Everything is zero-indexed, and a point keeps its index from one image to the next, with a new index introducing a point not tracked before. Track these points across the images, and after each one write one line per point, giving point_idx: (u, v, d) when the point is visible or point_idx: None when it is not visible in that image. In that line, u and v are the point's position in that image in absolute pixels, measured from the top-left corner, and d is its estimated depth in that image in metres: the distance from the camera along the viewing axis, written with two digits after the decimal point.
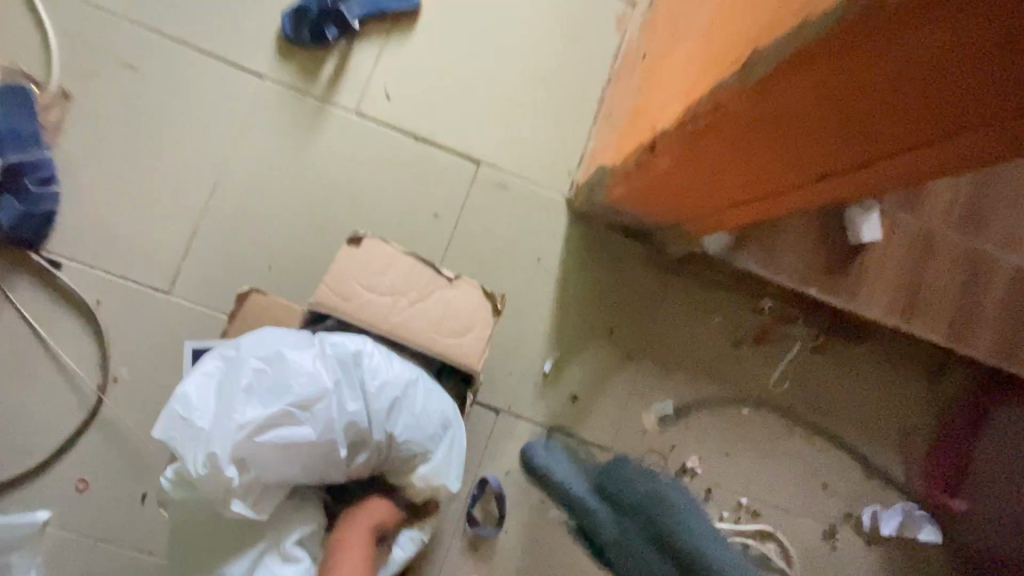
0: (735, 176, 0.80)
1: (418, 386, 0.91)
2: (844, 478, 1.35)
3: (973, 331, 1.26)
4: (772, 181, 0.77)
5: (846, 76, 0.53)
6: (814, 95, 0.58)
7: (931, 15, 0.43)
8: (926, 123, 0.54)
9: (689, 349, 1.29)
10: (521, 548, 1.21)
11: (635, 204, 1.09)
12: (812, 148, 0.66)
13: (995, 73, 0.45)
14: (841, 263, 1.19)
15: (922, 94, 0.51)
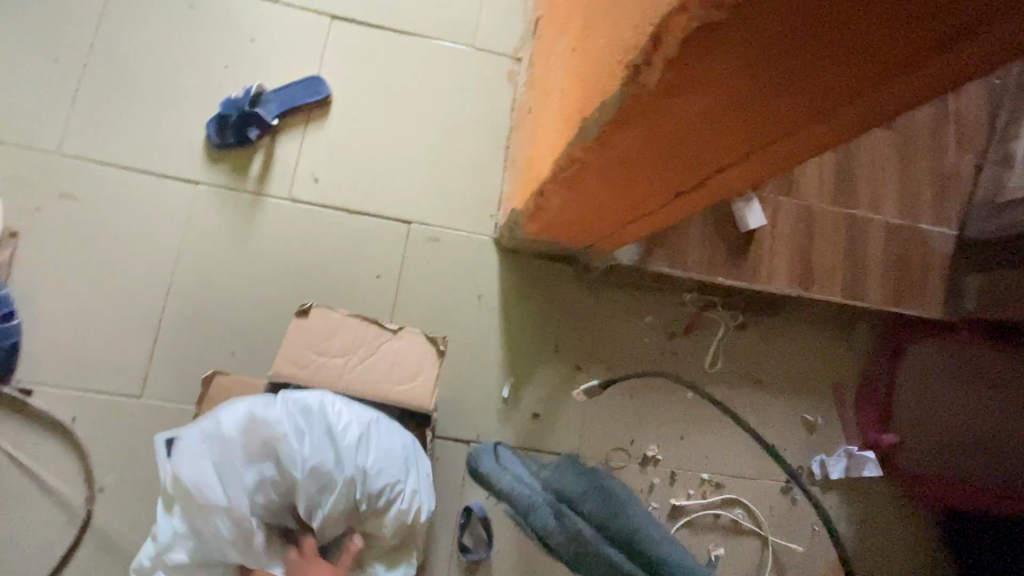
0: (617, 202, 0.94)
1: (378, 426, 0.97)
2: (790, 436, 1.50)
3: (866, 284, 1.45)
4: (647, 201, 0.91)
5: (653, 137, 0.68)
6: (639, 151, 0.72)
7: (686, 94, 0.58)
8: (729, 147, 0.69)
9: (629, 350, 1.42)
10: (513, 563, 1.30)
11: (548, 235, 1.24)
12: (659, 179, 0.81)
13: (752, 113, 0.60)
14: (739, 250, 1.37)
15: (713, 134, 0.66)
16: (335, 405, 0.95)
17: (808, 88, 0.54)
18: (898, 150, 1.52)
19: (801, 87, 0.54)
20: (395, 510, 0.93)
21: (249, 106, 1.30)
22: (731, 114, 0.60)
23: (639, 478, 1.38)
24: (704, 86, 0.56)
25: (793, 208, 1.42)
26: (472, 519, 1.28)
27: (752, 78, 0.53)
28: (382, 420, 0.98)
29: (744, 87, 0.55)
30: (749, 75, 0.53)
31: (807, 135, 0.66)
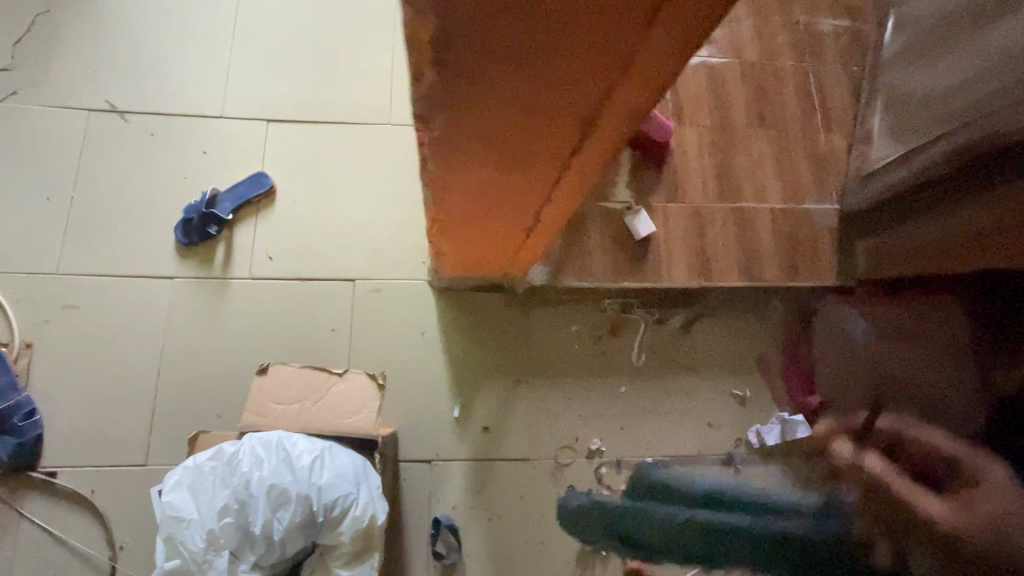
0: (490, 240, 1.14)
1: (330, 452, 1.18)
2: (725, 412, 1.65)
3: (761, 265, 1.63)
4: (511, 233, 1.11)
5: (475, 187, 0.86)
6: (472, 200, 0.91)
7: (475, 158, 0.76)
8: (535, 183, 0.87)
9: (561, 357, 1.61)
10: (484, 562, 1.47)
11: (459, 271, 1.45)
12: (506, 215, 0.99)
13: (531, 156, 0.78)
14: (638, 256, 1.57)
15: (518, 176, 0.84)
16: (292, 440, 1.16)
17: (553, 132, 0.72)
18: (773, 144, 1.73)
19: (548, 133, 0.72)
20: (350, 518, 1.12)
21: (206, 207, 1.57)
22: (506, 171, 0.81)
23: (588, 470, 1.56)
24: (483, 149, 0.74)
25: (683, 211, 1.62)
26: (443, 529, 1.46)
27: (510, 137, 0.71)
28: (333, 448, 1.19)
29: (494, 155, 0.76)
30: (506, 135, 0.71)
31: (592, 158, 0.84)
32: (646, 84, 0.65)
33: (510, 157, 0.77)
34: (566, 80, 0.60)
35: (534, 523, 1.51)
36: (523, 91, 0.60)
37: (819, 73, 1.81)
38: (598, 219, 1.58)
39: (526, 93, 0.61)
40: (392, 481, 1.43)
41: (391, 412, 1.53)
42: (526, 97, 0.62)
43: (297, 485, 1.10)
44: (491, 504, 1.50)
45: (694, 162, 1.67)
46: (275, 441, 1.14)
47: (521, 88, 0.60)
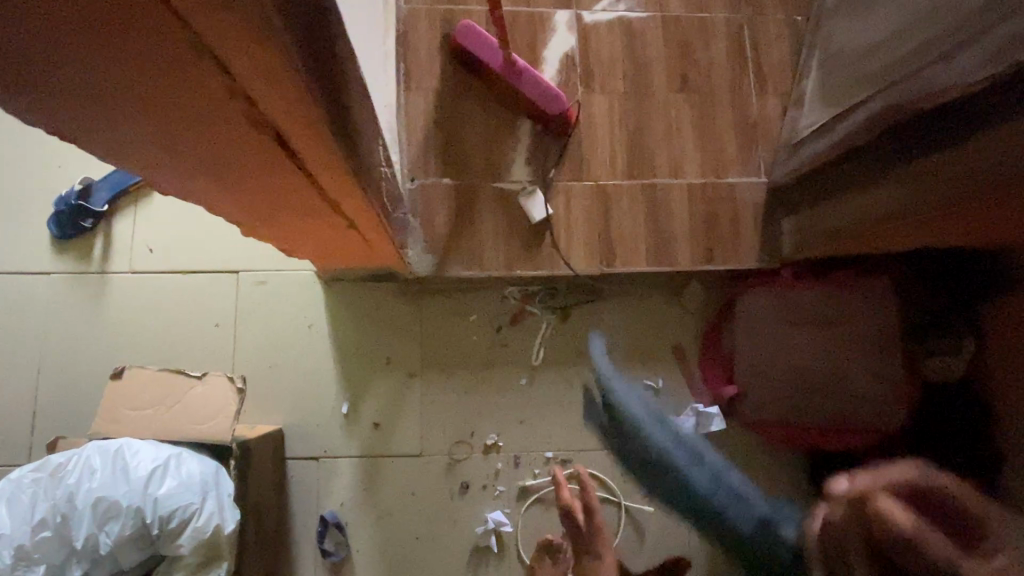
0: (320, 236, 1.04)
1: (173, 460, 1.12)
2: (633, 404, 1.56)
3: (672, 247, 1.49)
4: (338, 231, 1.01)
5: (200, 186, 0.70)
6: (229, 200, 0.77)
7: (138, 156, 0.58)
8: (270, 176, 0.69)
9: (457, 349, 1.53)
10: (374, 559, 1.44)
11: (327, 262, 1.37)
12: (296, 214, 0.87)
13: (216, 153, 0.59)
14: (533, 240, 1.45)
15: (234, 172, 0.66)
16: (130, 448, 1.11)
17: (204, 129, 0.53)
18: (695, 110, 1.55)
19: (199, 130, 0.53)
20: (191, 529, 1.08)
21: (77, 199, 1.49)
22: (249, 184, 0.71)
23: (484, 466, 1.50)
24: (130, 148, 0.55)
25: (586, 189, 1.48)
26: (330, 526, 1.44)
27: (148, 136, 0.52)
28: (177, 455, 1.13)
29: (210, 173, 0.65)
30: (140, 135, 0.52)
31: (320, 153, 0.65)
32: (260, 65, 0.44)
33: (231, 173, 0.66)
34: (140, 78, 0.42)
35: (424, 520, 1.47)
36: (140, 126, 0.50)
37: (754, 25, 1.60)
38: (490, 201, 1.46)
39: (109, 106, 0.45)
40: (275, 479, 1.40)
41: (279, 407, 1.49)
42: (87, 98, 0.43)
43: (127, 498, 1.06)
44: (380, 500, 1.47)
45: (602, 134, 1.52)
46: (110, 451, 1.10)
47: (131, 124, 0.49)
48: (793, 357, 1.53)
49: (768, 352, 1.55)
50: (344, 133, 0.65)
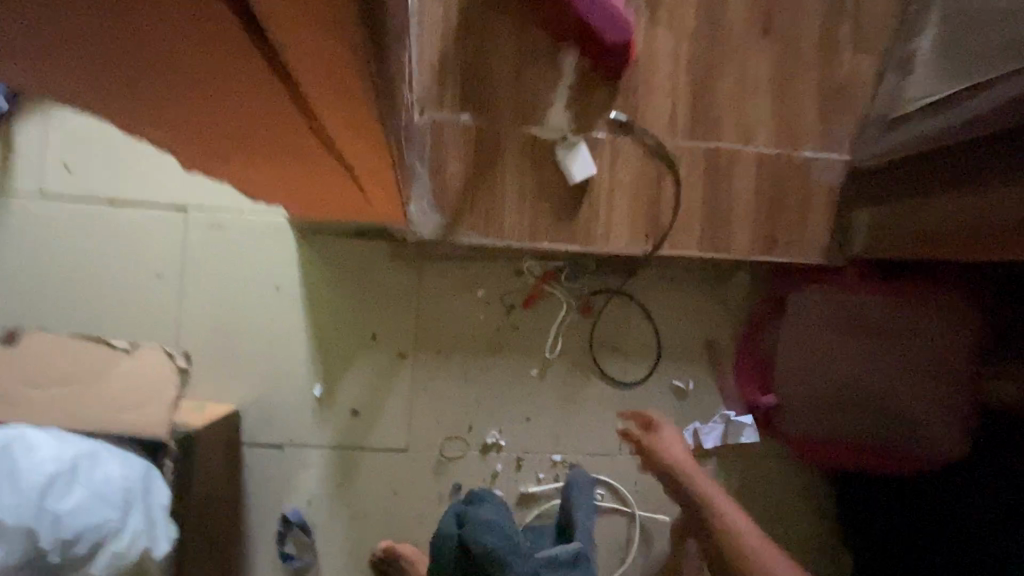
0: (295, 180, 0.72)
1: (80, 462, 0.83)
2: (656, 406, 1.35)
3: (730, 230, 1.22)
4: (325, 176, 0.70)
5: (97, 102, 0.39)
6: (152, 124, 0.46)
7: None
8: (230, 104, 0.39)
9: (458, 330, 1.27)
10: (343, 566, 1.23)
11: (305, 211, 1.06)
12: (266, 154, 0.56)
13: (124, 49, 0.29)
14: (567, 205, 1.16)
15: (161, 86, 0.36)
16: (15, 442, 0.80)
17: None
18: (778, 62, 1.24)
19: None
20: (107, 556, 0.81)
21: None
22: (163, 102, 0.39)
23: (479, 468, 1.27)
24: None
25: (637, 148, 1.19)
26: (293, 526, 1.21)
27: None
28: (86, 455, 0.85)
29: (67, 71, 0.32)
30: None
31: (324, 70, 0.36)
32: None
33: (118, 76, 0.34)
34: None
35: (406, 523, 1.25)
36: None
37: None
38: (518, 152, 1.15)
39: None
40: (225, 471, 1.14)
41: (236, 384, 1.21)
42: None
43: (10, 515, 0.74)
44: (354, 500, 1.23)
45: (663, 79, 1.20)
46: None
47: None
48: (845, 368, 1.29)
49: (812, 360, 1.31)
50: (378, 28, 0.36)
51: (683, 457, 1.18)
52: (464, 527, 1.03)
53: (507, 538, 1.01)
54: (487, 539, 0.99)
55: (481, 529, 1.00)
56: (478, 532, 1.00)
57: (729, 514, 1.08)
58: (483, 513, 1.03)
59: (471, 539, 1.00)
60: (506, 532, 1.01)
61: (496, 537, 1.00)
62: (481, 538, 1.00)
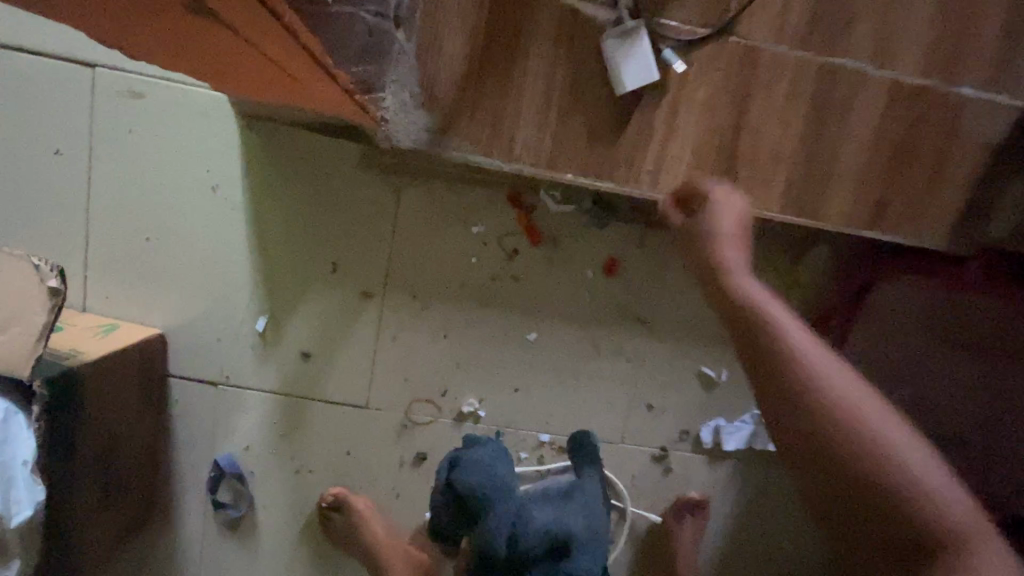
0: (144, 15, 0.41)
1: None
2: (675, 394, 1.08)
3: (829, 188, 0.87)
4: (181, 10, 0.40)
5: None
6: None
7: None
8: None
9: (443, 272, 0.99)
10: (281, 523, 1.06)
11: (233, 86, 0.74)
12: None
13: None
14: (606, 125, 0.82)
15: None
16: None
17: None
18: None
19: None
20: None
21: None
22: None
23: (451, 437, 1.06)
24: None
25: (723, 51, 0.82)
26: (226, 474, 1.02)
27: None
28: None
29: None
30: None
31: None
32: None
33: None
34: None
35: (358, 485, 1.07)
36: None
37: None
38: (548, 36, 0.79)
39: None
40: (141, 406, 0.94)
41: (161, 304, 0.97)
42: None
43: None
44: (300, 452, 1.04)
45: None
46: None
47: None
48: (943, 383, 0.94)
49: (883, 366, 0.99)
50: None
51: (806, 339, 0.59)
52: (453, 472, 0.90)
53: (498, 481, 0.88)
54: (475, 481, 0.88)
55: (466, 472, 0.88)
56: (466, 473, 0.88)
57: (897, 445, 0.53)
58: (478, 455, 0.90)
59: (453, 478, 0.89)
60: (502, 480, 0.89)
61: (481, 477, 0.88)
62: (466, 483, 0.88)
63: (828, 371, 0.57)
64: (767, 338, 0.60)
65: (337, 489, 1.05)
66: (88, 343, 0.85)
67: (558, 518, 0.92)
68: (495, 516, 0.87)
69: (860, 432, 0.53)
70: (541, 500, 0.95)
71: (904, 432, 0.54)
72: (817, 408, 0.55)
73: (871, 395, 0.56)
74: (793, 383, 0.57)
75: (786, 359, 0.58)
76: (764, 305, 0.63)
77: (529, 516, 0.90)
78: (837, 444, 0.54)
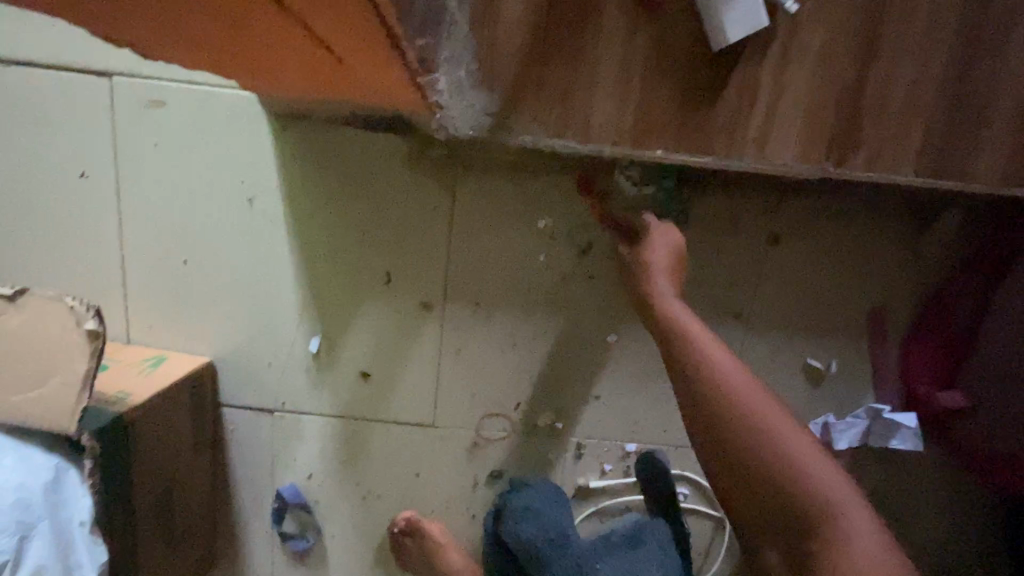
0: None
1: None
2: (779, 395, 0.95)
3: (979, 140, 0.71)
4: None
5: None
6: None
7: None
8: None
9: (508, 272, 0.88)
10: (352, 553, 0.99)
11: (266, 80, 0.63)
12: None
13: None
14: (701, 87, 0.68)
15: None
16: None
17: None
18: None
19: None
20: None
21: None
22: None
23: (527, 452, 0.96)
24: None
25: None
26: (291, 505, 0.96)
27: None
28: None
29: None
30: None
31: None
32: None
33: None
34: None
35: (430, 509, 0.98)
36: None
37: None
38: None
39: None
40: (197, 440, 0.87)
41: (208, 332, 0.90)
42: None
43: None
44: (366, 477, 0.96)
45: None
46: None
47: None
48: None
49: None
50: None
51: (767, 401, 0.55)
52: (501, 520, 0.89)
53: (548, 532, 0.85)
54: (522, 531, 0.86)
55: (515, 520, 0.87)
56: (514, 522, 0.87)
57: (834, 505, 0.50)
58: (521, 501, 0.88)
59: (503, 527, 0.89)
60: (551, 529, 0.85)
61: (531, 525, 0.86)
62: (515, 531, 0.86)
63: (790, 460, 0.52)
64: (710, 414, 0.55)
65: (409, 513, 0.97)
66: (136, 381, 0.79)
67: (629, 571, 0.84)
68: (553, 571, 0.84)
69: (813, 499, 0.51)
70: (607, 555, 0.86)
71: (861, 515, 0.51)
72: (794, 505, 0.51)
73: (835, 481, 0.51)
74: (750, 466, 0.53)
75: (758, 469, 0.52)
76: (735, 388, 0.55)
77: (594, 573, 0.84)
78: (781, 516, 0.52)
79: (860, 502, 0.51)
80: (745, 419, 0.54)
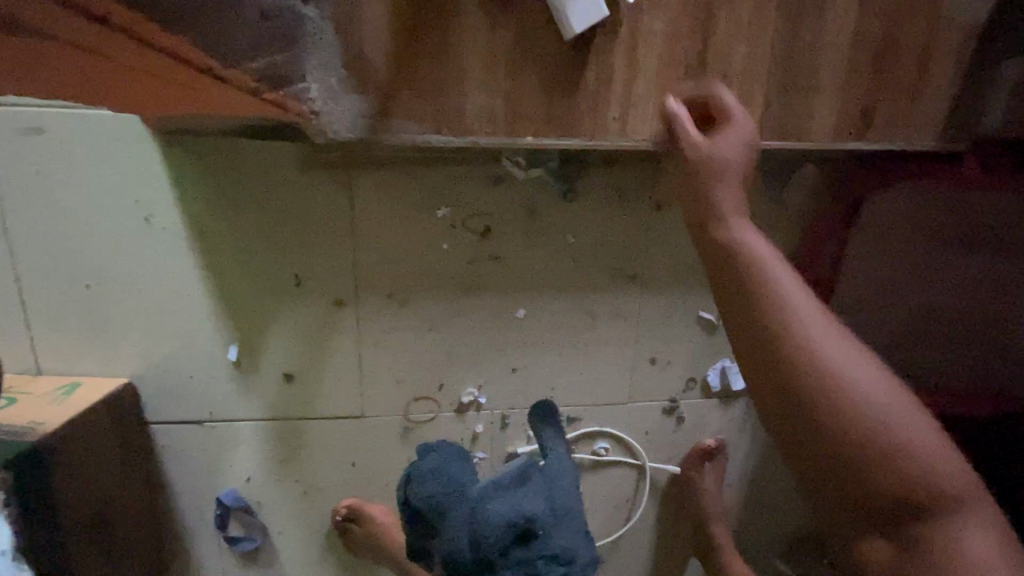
0: None
1: None
2: (679, 347, 1.04)
3: (811, 105, 0.81)
4: None
5: None
6: None
7: None
8: None
9: (416, 263, 0.93)
10: (301, 545, 1.03)
11: (136, 103, 0.64)
12: None
13: None
14: (561, 76, 0.74)
15: None
16: None
17: None
18: None
19: None
20: None
21: None
22: None
23: (456, 429, 1.02)
24: None
25: None
26: (232, 509, 0.98)
27: None
28: None
29: None
30: None
31: None
32: None
33: None
34: None
35: (371, 493, 1.03)
36: None
37: None
38: None
39: None
40: (125, 460, 0.89)
41: (123, 354, 0.90)
42: None
43: None
44: (305, 473, 1.00)
45: None
46: None
47: None
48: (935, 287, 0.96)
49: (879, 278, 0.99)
50: None
51: (812, 308, 0.53)
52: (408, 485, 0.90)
53: (449, 486, 0.87)
54: (427, 489, 0.87)
55: (420, 482, 0.88)
56: (420, 483, 0.88)
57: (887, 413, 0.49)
58: (425, 464, 0.89)
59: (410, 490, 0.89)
60: (452, 483, 0.87)
61: (435, 482, 0.87)
62: (420, 490, 0.87)
63: (838, 365, 0.50)
64: (760, 320, 0.53)
65: (351, 500, 1.02)
66: (48, 410, 0.79)
67: (518, 505, 0.84)
68: (453, 520, 0.84)
69: (877, 423, 0.49)
70: (498, 491, 0.85)
71: (914, 420, 0.50)
72: (836, 403, 0.50)
73: (877, 381, 0.50)
74: (786, 362, 0.51)
75: (806, 369, 0.50)
76: (778, 282, 0.54)
77: (488, 512, 0.83)
78: (835, 427, 0.49)
79: (907, 404, 0.51)
80: (767, 317, 0.53)
